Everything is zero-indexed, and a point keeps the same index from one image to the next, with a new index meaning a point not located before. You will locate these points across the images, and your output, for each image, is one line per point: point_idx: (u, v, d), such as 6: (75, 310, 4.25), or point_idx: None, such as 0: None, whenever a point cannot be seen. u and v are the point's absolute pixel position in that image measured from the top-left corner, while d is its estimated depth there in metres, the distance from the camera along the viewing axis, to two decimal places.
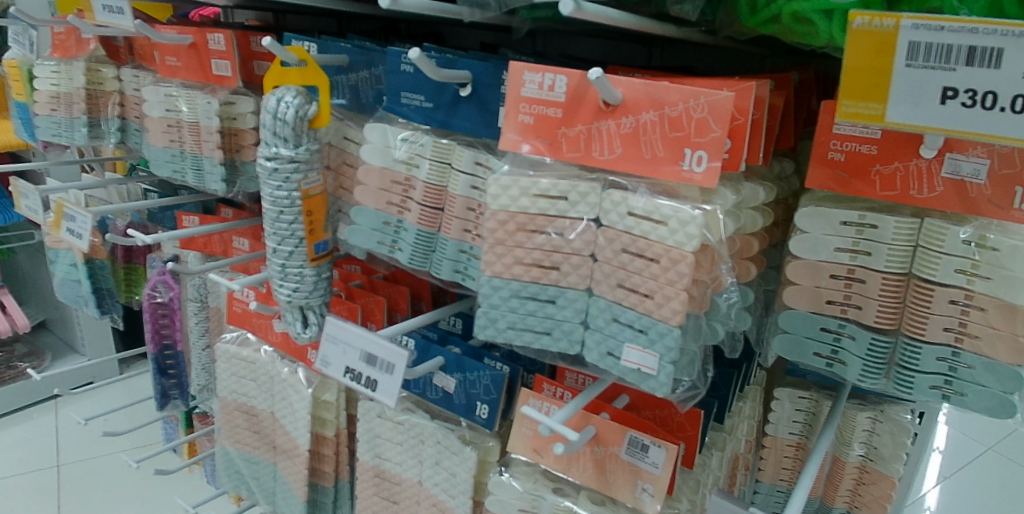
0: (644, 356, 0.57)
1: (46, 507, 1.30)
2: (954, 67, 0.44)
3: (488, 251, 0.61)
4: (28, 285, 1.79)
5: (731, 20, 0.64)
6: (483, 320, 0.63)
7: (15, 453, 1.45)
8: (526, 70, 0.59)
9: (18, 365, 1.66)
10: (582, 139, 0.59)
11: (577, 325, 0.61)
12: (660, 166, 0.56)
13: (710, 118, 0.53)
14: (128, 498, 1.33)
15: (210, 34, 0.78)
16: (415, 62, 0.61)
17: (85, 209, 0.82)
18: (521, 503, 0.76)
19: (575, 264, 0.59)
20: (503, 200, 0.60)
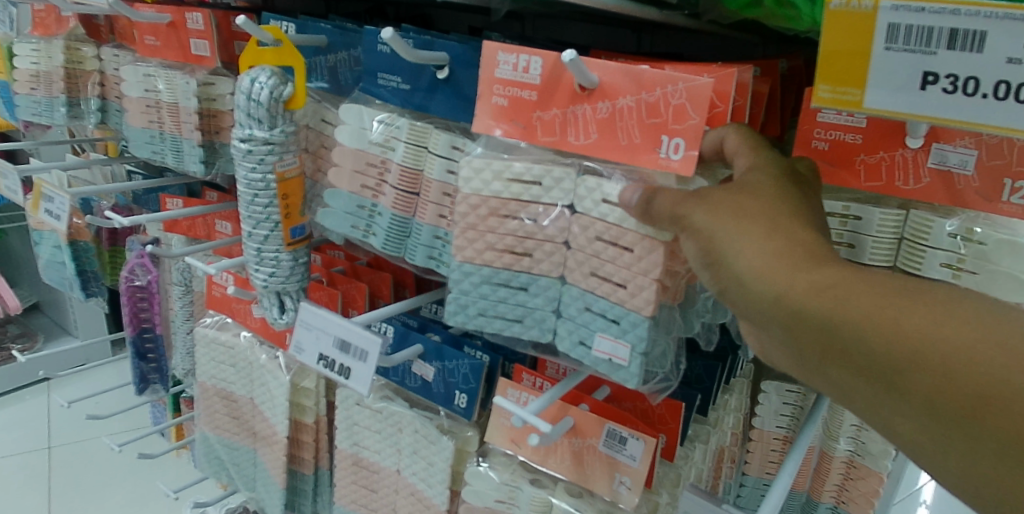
0: (615, 346, 0.56)
1: (34, 488, 1.31)
2: (935, 51, 0.43)
3: (461, 235, 0.60)
4: (22, 267, 1.79)
5: (713, 4, 0.63)
6: (456, 307, 0.62)
7: (6, 435, 1.45)
8: (500, 50, 0.57)
9: (10, 346, 1.66)
10: (557, 124, 0.57)
11: (548, 312, 0.59)
12: (637, 152, 0.54)
13: (688, 105, 0.51)
14: (116, 480, 1.33)
15: (188, 13, 0.77)
16: (388, 43, 0.59)
17: (62, 190, 0.81)
18: (498, 493, 0.75)
19: (548, 251, 0.58)
20: (477, 183, 0.59)
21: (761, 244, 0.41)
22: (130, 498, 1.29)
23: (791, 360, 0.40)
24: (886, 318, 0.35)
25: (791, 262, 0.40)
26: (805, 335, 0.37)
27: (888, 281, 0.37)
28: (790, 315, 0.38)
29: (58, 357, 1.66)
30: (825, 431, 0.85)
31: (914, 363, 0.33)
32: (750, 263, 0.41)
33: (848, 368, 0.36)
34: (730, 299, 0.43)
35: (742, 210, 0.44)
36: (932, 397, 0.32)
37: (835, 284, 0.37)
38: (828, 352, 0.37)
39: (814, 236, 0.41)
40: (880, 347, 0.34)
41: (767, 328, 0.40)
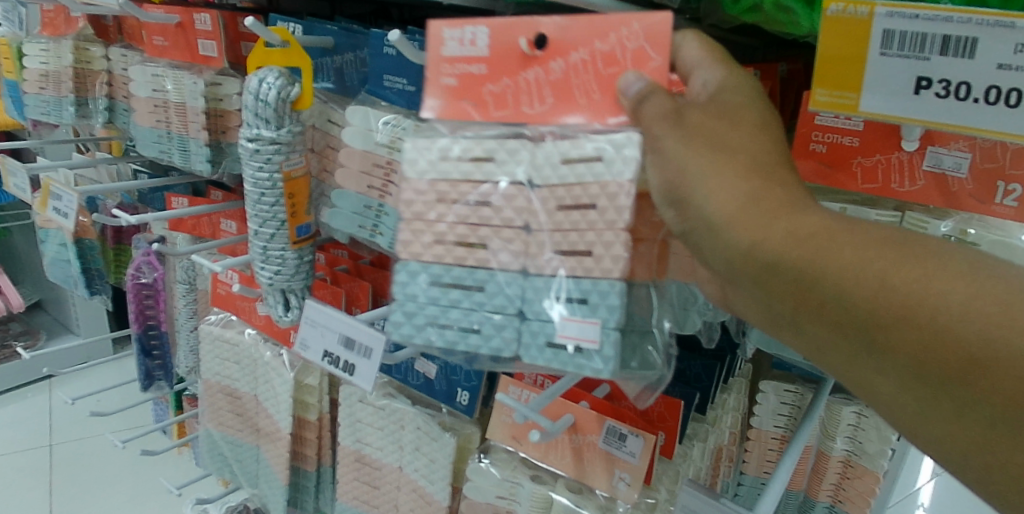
0: (583, 327, 0.51)
1: (35, 485, 1.31)
2: (928, 56, 0.44)
3: (404, 228, 0.55)
4: (25, 266, 1.81)
5: (715, 8, 0.65)
6: (399, 315, 0.55)
7: (8, 432, 1.46)
8: (445, 27, 0.54)
9: (12, 344, 1.67)
10: (509, 94, 0.53)
11: (512, 324, 0.53)
12: (598, 110, 0.51)
13: (647, 46, 0.49)
14: (117, 478, 1.34)
15: (197, 14, 0.78)
16: (393, 44, 0.61)
17: (70, 188, 0.82)
18: (499, 490, 0.76)
19: (507, 238, 0.53)
20: (423, 165, 0.55)
21: (735, 189, 0.44)
22: (133, 493, 1.30)
23: (759, 304, 0.43)
24: (852, 268, 0.38)
25: (762, 209, 0.42)
26: (781, 285, 0.41)
27: (856, 228, 0.40)
28: (770, 265, 0.41)
29: (60, 354, 1.67)
30: (822, 431, 0.87)
31: (891, 321, 0.36)
32: (731, 209, 0.43)
33: (824, 320, 0.39)
34: (704, 245, 0.45)
35: (725, 149, 0.45)
36: (891, 344, 0.36)
37: (807, 232, 0.41)
38: (802, 304, 0.40)
39: (786, 177, 0.44)
40: (859, 304, 0.37)
41: (739, 275, 0.44)
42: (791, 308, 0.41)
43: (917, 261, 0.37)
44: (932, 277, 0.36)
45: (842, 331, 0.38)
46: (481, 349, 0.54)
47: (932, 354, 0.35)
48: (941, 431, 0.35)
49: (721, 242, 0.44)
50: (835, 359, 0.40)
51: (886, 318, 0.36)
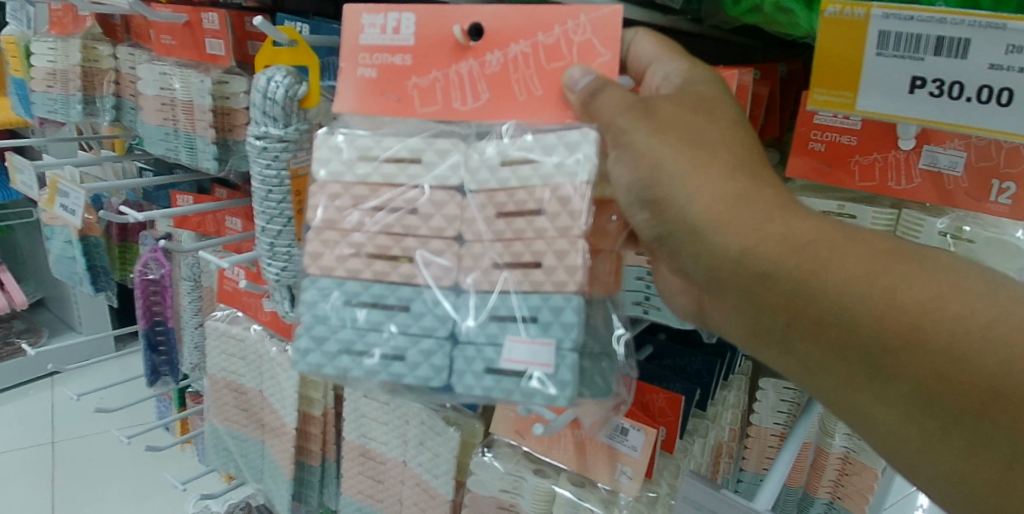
0: (533, 349, 0.53)
1: (39, 481, 1.32)
2: (923, 57, 0.46)
3: (315, 241, 0.59)
4: (29, 264, 1.81)
5: (716, 9, 0.66)
6: (310, 341, 0.58)
7: (10, 428, 1.47)
8: (366, 18, 0.59)
9: (16, 341, 1.67)
10: (437, 88, 0.59)
11: (443, 349, 0.56)
12: (537, 104, 0.57)
13: (593, 39, 0.56)
14: (121, 475, 1.34)
15: (204, 13, 0.79)
16: None
17: (78, 185, 0.82)
18: (502, 483, 0.78)
19: (435, 247, 0.56)
20: (338, 166, 0.58)
21: (727, 191, 0.49)
22: (136, 489, 1.31)
23: (754, 315, 0.48)
24: (849, 276, 0.42)
25: (755, 214, 0.48)
26: (779, 299, 0.45)
27: (850, 240, 0.44)
28: (770, 281, 0.46)
29: (64, 351, 1.68)
30: (821, 428, 0.88)
31: (893, 342, 0.40)
32: (731, 228, 0.48)
33: (822, 336, 0.43)
34: (699, 256, 0.50)
35: (722, 169, 0.50)
36: (889, 355, 0.40)
37: (804, 241, 0.45)
38: (801, 320, 0.44)
39: (767, 183, 0.50)
40: (861, 325, 0.41)
41: (729, 280, 0.49)
42: (790, 322, 0.45)
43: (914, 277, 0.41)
44: (933, 289, 0.40)
45: (842, 346, 0.42)
46: (406, 377, 0.56)
47: (929, 363, 0.38)
48: (935, 448, 0.39)
49: (721, 257, 0.48)
50: (824, 373, 0.44)
51: (888, 328, 0.40)
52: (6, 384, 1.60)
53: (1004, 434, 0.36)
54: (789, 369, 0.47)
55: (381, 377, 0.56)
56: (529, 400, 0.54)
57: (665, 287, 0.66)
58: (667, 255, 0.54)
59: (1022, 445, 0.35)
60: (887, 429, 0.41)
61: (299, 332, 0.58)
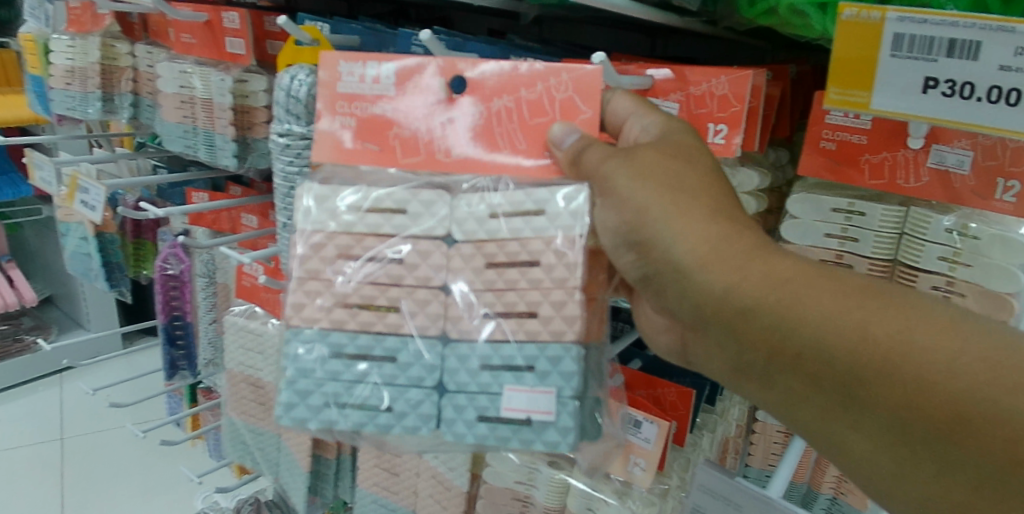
0: (531, 398, 0.56)
1: (49, 476, 1.32)
2: (935, 58, 0.48)
3: (298, 292, 0.59)
4: (36, 262, 1.82)
5: (731, 12, 0.69)
6: (294, 395, 0.58)
7: (19, 424, 1.47)
8: (341, 67, 0.59)
9: (24, 337, 1.67)
10: (422, 141, 0.59)
11: (431, 398, 0.58)
12: (521, 157, 0.58)
13: (575, 96, 0.57)
14: (131, 472, 1.35)
15: (225, 13, 0.80)
16: (424, 44, 0.65)
17: (98, 182, 0.83)
18: (517, 475, 0.79)
19: (422, 298, 0.58)
20: (322, 215, 0.58)
21: (707, 232, 0.50)
22: (143, 487, 1.31)
23: (736, 353, 0.49)
24: (825, 311, 0.44)
25: (735, 253, 0.49)
26: (762, 335, 0.46)
27: (826, 277, 0.46)
28: (751, 317, 0.47)
29: (69, 349, 1.68)
30: None
31: (868, 374, 0.41)
32: (711, 264, 0.49)
33: (803, 371, 0.44)
34: (683, 293, 0.51)
35: (704, 207, 0.51)
36: (864, 387, 0.41)
37: (781, 277, 0.47)
38: (781, 355, 0.45)
39: (746, 223, 0.51)
40: (838, 358, 0.42)
41: (712, 318, 0.49)
42: (771, 358, 0.46)
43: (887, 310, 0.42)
44: (905, 323, 0.41)
45: (820, 380, 0.43)
46: (393, 427, 0.58)
47: (903, 394, 0.40)
48: (915, 480, 0.40)
49: (703, 293, 0.49)
50: (805, 407, 0.45)
51: (864, 361, 0.41)
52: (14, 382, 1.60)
53: (976, 460, 0.37)
54: (772, 404, 0.47)
55: (367, 428, 0.58)
56: (529, 445, 0.57)
57: (645, 326, 0.67)
58: (652, 293, 0.55)
59: (996, 473, 0.37)
60: (867, 462, 0.42)
61: (281, 385, 0.59)
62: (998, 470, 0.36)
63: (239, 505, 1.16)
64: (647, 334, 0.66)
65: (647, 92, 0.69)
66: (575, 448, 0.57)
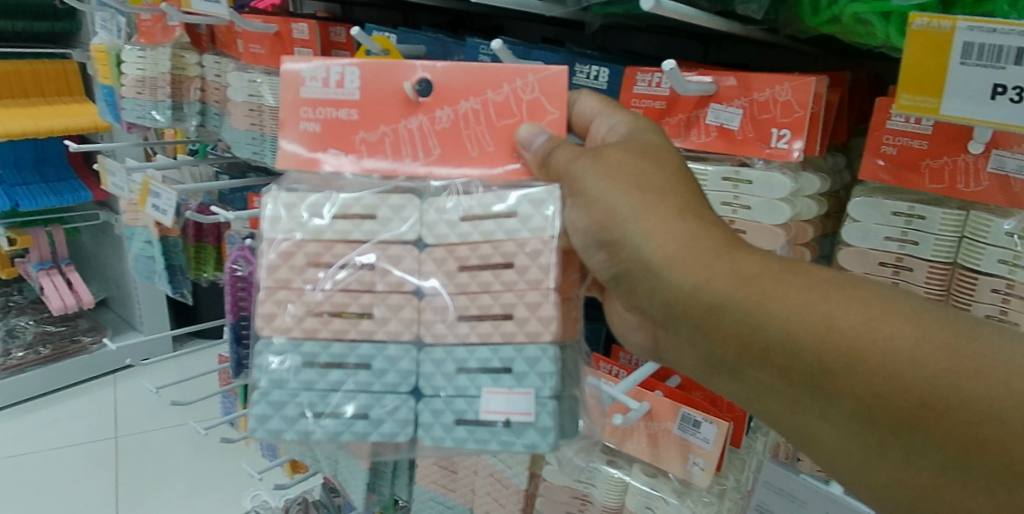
0: (510, 400, 0.55)
1: (104, 474, 1.39)
2: (1004, 66, 0.49)
3: (269, 301, 0.57)
4: (93, 264, 1.95)
5: (793, 18, 0.71)
6: (268, 407, 0.57)
7: (75, 424, 1.55)
8: (303, 70, 0.60)
9: (80, 338, 1.76)
10: (389, 144, 0.61)
11: (407, 404, 0.57)
12: (490, 158, 0.60)
13: (541, 98, 0.59)
14: (183, 469, 1.40)
15: (294, 24, 0.83)
16: (495, 52, 0.71)
17: (170, 187, 0.87)
18: (576, 473, 0.81)
19: (394, 304, 0.57)
20: (290, 223, 0.58)
21: (678, 233, 0.53)
22: (191, 486, 1.36)
23: (706, 347, 0.52)
24: (790, 307, 0.47)
25: (704, 252, 0.52)
26: (732, 331, 0.50)
27: (790, 273, 0.49)
28: (720, 313, 0.50)
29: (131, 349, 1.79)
30: None
31: (831, 365, 0.45)
32: (680, 263, 0.52)
33: (771, 363, 0.48)
34: (654, 291, 0.54)
35: (672, 206, 0.55)
36: (828, 378, 0.45)
37: (748, 274, 0.50)
38: (750, 349, 0.49)
39: (711, 221, 0.55)
40: (803, 351, 0.46)
41: (682, 315, 0.53)
42: (740, 351, 0.50)
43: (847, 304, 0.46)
44: (865, 316, 0.45)
45: (787, 371, 0.47)
46: (370, 435, 0.57)
47: (865, 383, 0.43)
48: (872, 461, 0.44)
49: (674, 291, 0.52)
50: (774, 398, 0.48)
51: (828, 353, 0.45)
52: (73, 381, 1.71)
53: (934, 442, 0.41)
54: (741, 395, 0.51)
55: (343, 437, 0.57)
56: (510, 448, 0.56)
57: (619, 325, 0.69)
58: (624, 292, 0.58)
59: (947, 453, 0.41)
60: (831, 447, 0.46)
61: (253, 399, 0.57)
62: (956, 451, 0.40)
63: (287, 505, 1.19)
64: (619, 331, 0.68)
65: (710, 99, 0.71)
66: (555, 447, 0.56)
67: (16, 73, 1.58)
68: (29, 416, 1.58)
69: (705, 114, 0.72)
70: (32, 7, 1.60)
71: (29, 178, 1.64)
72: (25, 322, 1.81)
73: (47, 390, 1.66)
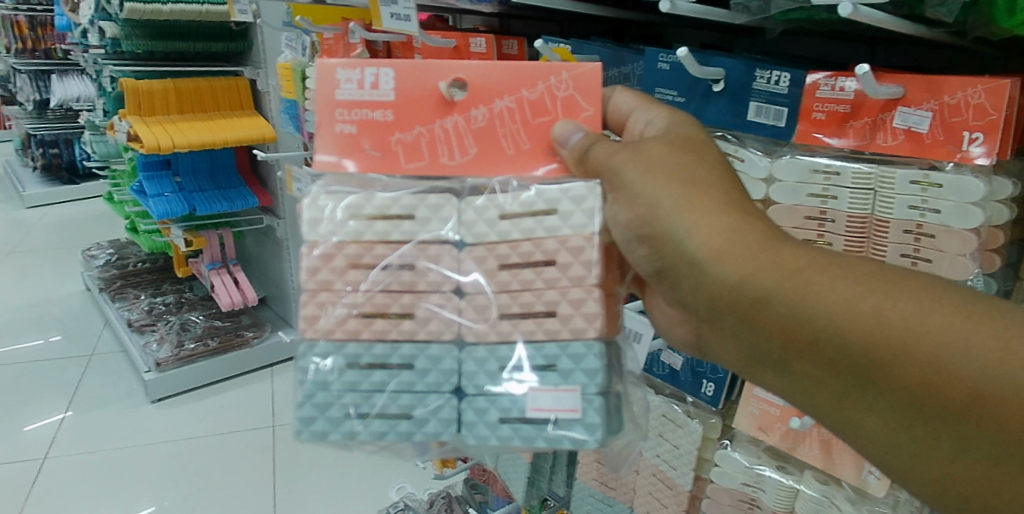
0: (555, 399, 0.57)
1: (262, 464, 1.63)
2: None
3: (311, 304, 0.59)
4: (256, 267, 2.29)
5: (983, 22, 0.69)
6: (313, 409, 0.59)
7: (239, 411, 1.85)
8: (339, 70, 0.62)
9: (244, 333, 2.06)
10: (422, 146, 0.62)
11: (451, 403, 0.59)
12: (526, 157, 0.62)
13: (575, 95, 0.62)
14: (321, 471, 1.60)
15: (471, 39, 0.92)
16: (679, 59, 0.75)
17: None
18: (745, 477, 0.82)
19: (437, 302, 0.59)
20: (329, 226, 0.59)
21: (721, 227, 0.54)
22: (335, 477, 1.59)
23: (751, 340, 0.53)
24: (838, 298, 0.48)
25: (747, 244, 0.53)
26: (779, 325, 0.50)
27: (836, 264, 0.50)
28: (766, 307, 0.51)
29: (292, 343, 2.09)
30: None
31: (886, 358, 0.46)
32: (723, 258, 0.53)
33: (819, 356, 0.49)
34: (696, 285, 0.55)
35: (713, 199, 0.55)
36: (880, 371, 0.46)
37: (793, 266, 0.51)
38: (798, 343, 0.50)
39: (752, 211, 0.55)
40: (852, 344, 0.47)
41: (725, 308, 0.53)
42: (786, 344, 0.50)
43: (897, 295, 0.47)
44: (913, 307, 0.46)
45: (835, 365, 0.48)
46: (414, 434, 0.59)
47: (918, 376, 0.45)
48: (925, 452, 0.46)
49: (717, 285, 0.53)
50: (823, 392, 0.49)
51: (877, 345, 0.46)
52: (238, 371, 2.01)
53: (990, 436, 0.42)
54: (785, 389, 0.52)
55: (388, 438, 0.59)
56: (556, 444, 0.58)
57: (661, 320, 0.72)
58: (667, 286, 0.59)
59: (1006, 447, 0.42)
60: (881, 439, 0.47)
61: (299, 401, 0.59)
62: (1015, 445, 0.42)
63: (432, 498, 1.25)
64: (664, 328, 0.72)
65: (897, 101, 0.69)
66: (602, 444, 0.58)
67: (196, 89, 1.77)
68: (198, 404, 1.88)
69: (892, 118, 0.70)
70: (212, 29, 1.84)
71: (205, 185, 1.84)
72: (195, 318, 2.16)
73: (212, 379, 1.97)
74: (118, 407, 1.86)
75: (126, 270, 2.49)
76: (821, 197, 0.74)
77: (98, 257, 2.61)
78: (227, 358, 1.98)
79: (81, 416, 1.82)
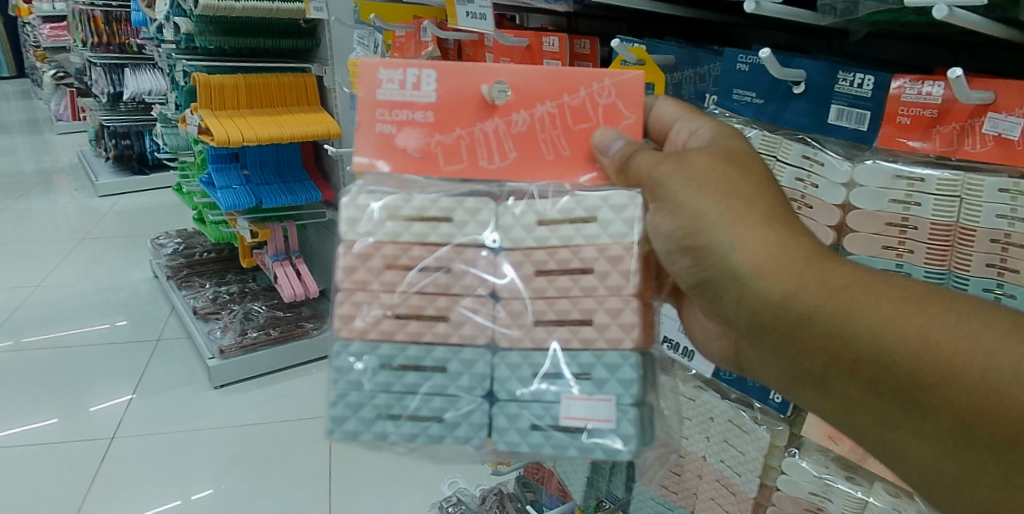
0: (590, 409, 0.57)
1: (319, 455, 1.66)
2: None
3: (346, 303, 0.60)
4: (316, 260, 2.35)
5: None
6: (345, 409, 0.60)
7: (296, 401, 1.89)
8: (380, 69, 0.62)
9: (303, 324, 2.11)
10: (462, 150, 0.62)
11: (482, 408, 0.60)
12: (566, 163, 0.63)
13: (616, 103, 0.63)
14: (371, 470, 1.61)
15: (544, 38, 0.94)
16: (762, 60, 0.75)
17: None
18: (814, 486, 0.80)
19: (471, 306, 0.59)
20: (367, 226, 0.59)
21: (767, 242, 0.54)
22: (387, 475, 1.59)
23: (793, 358, 0.54)
24: (884, 319, 0.49)
25: (793, 260, 0.53)
26: (823, 344, 0.52)
27: (883, 284, 0.51)
28: (811, 325, 0.52)
29: None
30: None
31: (935, 381, 0.47)
32: (767, 275, 0.54)
33: (864, 376, 0.50)
34: (740, 301, 0.56)
35: (758, 213, 0.56)
36: (926, 394, 0.47)
37: (839, 285, 0.52)
38: (842, 363, 0.51)
39: (798, 227, 0.56)
40: (898, 366, 0.48)
41: (768, 324, 0.55)
42: (829, 363, 0.52)
43: (946, 315, 0.48)
44: (962, 330, 0.47)
45: (880, 386, 0.49)
46: (444, 438, 0.59)
47: (964, 399, 0.46)
48: (967, 474, 0.47)
49: (761, 301, 0.54)
50: (865, 412, 0.51)
51: (924, 368, 0.47)
52: (295, 362, 2.06)
53: None
54: (826, 407, 0.54)
55: (418, 440, 0.59)
56: (589, 453, 0.58)
57: (698, 334, 0.71)
58: (708, 299, 0.59)
59: None
60: (923, 460, 0.49)
61: (332, 400, 0.60)
62: None
63: (484, 494, 1.27)
64: (699, 340, 0.71)
65: (987, 108, 0.67)
66: (636, 455, 0.58)
67: (266, 85, 1.82)
68: (259, 392, 1.93)
69: (982, 124, 0.68)
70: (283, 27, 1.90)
71: (272, 179, 1.89)
72: (258, 308, 2.23)
73: (273, 368, 2.03)
74: (182, 391, 1.93)
75: (193, 259, 2.58)
76: (904, 202, 0.72)
77: (166, 245, 2.70)
78: (289, 347, 2.04)
79: (147, 399, 1.88)
